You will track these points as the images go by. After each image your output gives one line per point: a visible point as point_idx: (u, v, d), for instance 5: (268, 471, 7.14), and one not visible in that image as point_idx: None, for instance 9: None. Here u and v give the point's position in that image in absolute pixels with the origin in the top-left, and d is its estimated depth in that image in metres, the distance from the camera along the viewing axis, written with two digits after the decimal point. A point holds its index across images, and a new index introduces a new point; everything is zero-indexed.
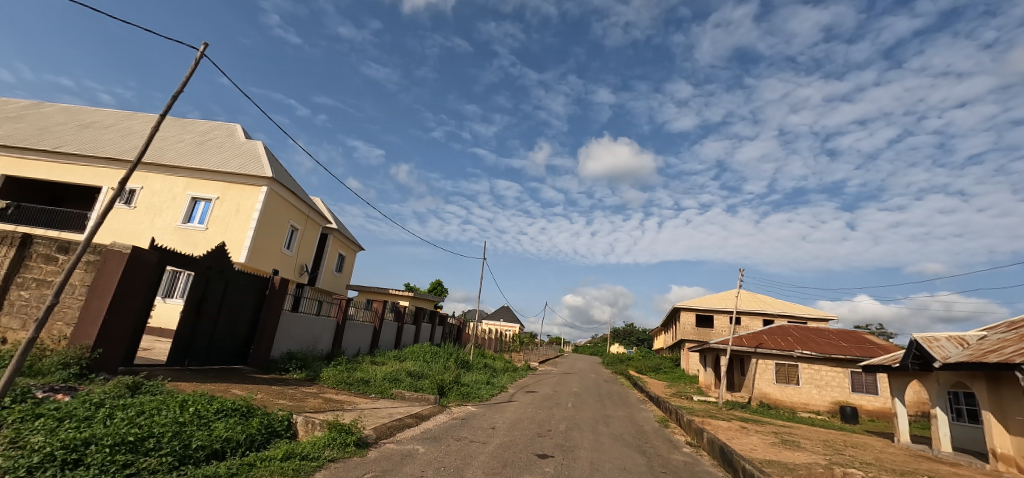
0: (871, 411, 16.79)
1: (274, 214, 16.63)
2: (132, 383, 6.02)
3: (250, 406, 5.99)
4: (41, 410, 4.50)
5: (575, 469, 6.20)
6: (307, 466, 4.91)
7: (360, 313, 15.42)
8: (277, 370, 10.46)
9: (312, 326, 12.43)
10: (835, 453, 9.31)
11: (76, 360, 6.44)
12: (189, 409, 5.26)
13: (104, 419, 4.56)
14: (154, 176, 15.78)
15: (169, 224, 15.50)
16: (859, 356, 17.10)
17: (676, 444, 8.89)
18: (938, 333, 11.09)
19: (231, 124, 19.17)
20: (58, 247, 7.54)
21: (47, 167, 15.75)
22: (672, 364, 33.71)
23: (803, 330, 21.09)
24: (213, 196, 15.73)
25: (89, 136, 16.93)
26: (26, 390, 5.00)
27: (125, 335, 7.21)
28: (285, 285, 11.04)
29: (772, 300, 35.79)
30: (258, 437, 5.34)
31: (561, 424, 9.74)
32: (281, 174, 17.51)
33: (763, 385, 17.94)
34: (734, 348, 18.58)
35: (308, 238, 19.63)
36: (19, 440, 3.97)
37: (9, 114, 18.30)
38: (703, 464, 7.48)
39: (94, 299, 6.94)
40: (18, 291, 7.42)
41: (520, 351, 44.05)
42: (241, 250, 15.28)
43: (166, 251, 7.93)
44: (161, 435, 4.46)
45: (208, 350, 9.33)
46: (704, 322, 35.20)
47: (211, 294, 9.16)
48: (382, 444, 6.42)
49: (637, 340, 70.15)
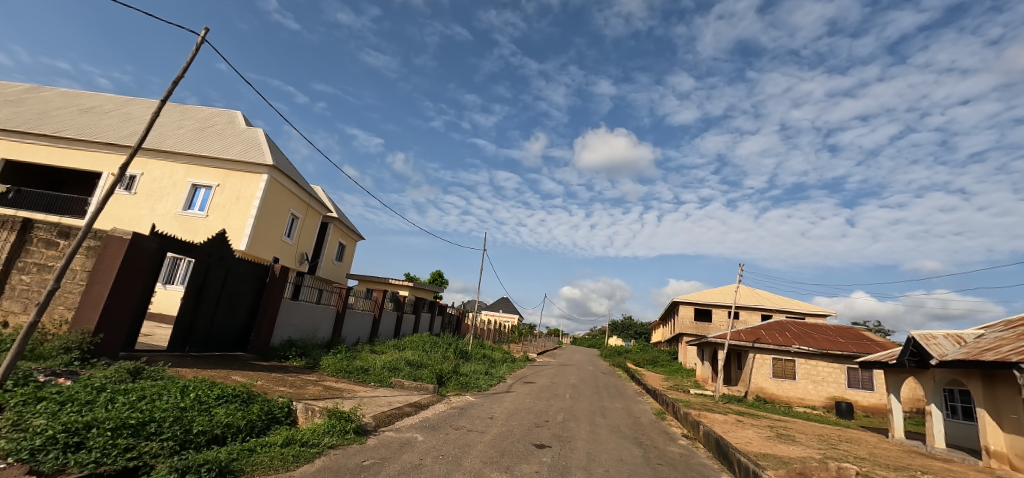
0: (866, 407, 16.87)
1: (275, 201, 16.59)
2: (133, 368, 6.03)
3: (250, 392, 6.03)
4: (43, 394, 4.53)
5: (572, 459, 6.24)
6: (308, 453, 4.94)
7: (360, 302, 15.45)
8: (277, 358, 10.51)
9: (312, 314, 12.46)
10: (829, 448, 9.38)
11: (78, 344, 6.48)
12: (191, 395, 5.29)
13: (106, 403, 4.58)
14: (153, 161, 15.70)
15: (169, 211, 15.46)
16: (856, 353, 17.15)
17: (672, 436, 8.96)
18: (935, 331, 11.16)
19: (231, 111, 19.09)
20: (59, 231, 7.51)
21: (47, 151, 15.66)
22: (669, 359, 33.84)
23: (800, 325, 21.17)
24: (213, 183, 15.68)
25: (87, 121, 16.83)
26: (28, 373, 5.03)
27: (127, 319, 7.23)
28: (286, 273, 11.03)
29: (771, 296, 35.79)
30: (258, 423, 5.38)
31: (559, 415, 9.84)
32: (282, 162, 17.45)
33: (760, 379, 18.14)
34: (730, 342, 18.71)
35: (308, 227, 19.61)
36: (21, 423, 4.01)
37: (9, 97, 18.19)
38: (699, 456, 7.53)
39: (96, 284, 6.95)
40: (19, 275, 7.43)
41: (519, 342, 44.36)
42: (242, 237, 15.28)
43: (166, 237, 7.90)
44: (162, 420, 4.49)
45: (208, 336, 9.35)
46: (702, 316, 35.26)
47: (211, 281, 9.17)
48: (380, 432, 6.46)
49: (636, 334, 70.84)
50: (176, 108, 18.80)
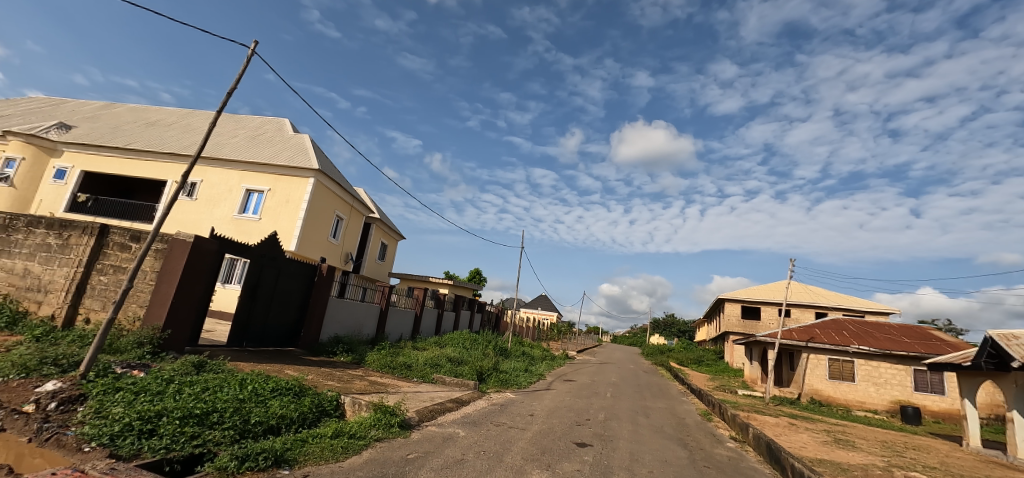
0: (936, 412, 15.66)
1: (321, 203, 17.29)
2: (197, 362, 6.49)
3: (302, 386, 6.33)
4: (119, 384, 4.94)
5: (615, 459, 6.15)
6: (355, 445, 5.14)
7: (402, 300, 15.87)
8: (326, 353, 10.98)
9: (356, 311, 12.92)
10: (894, 455, 8.79)
11: (149, 339, 7.02)
12: (248, 387, 5.64)
13: (174, 394, 4.95)
14: (211, 168, 16.75)
15: (226, 215, 16.46)
16: (924, 354, 15.95)
17: (719, 438, 8.66)
18: (1018, 331, 10.20)
19: (280, 119, 20.05)
20: (131, 236, 8.17)
21: (119, 163, 17.04)
22: (715, 358, 32.73)
23: (859, 324, 19.90)
24: (265, 188, 16.53)
25: (153, 133, 18.16)
26: (107, 366, 5.50)
27: (191, 315, 7.76)
28: (332, 272, 11.48)
29: (826, 292, 33.87)
30: (310, 415, 5.65)
31: (601, 413, 9.73)
32: (326, 166, 18.15)
33: (814, 381, 17.23)
34: (781, 342, 17.86)
35: (352, 227, 20.32)
36: (101, 410, 4.42)
37: (86, 114, 19.90)
38: (749, 460, 7.25)
39: (164, 284, 7.51)
40: (98, 276, 8.12)
41: (558, 340, 44.17)
42: (291, 239, 16.04)
43: (224, 240, 8.39)
44: (223, 410, 4.79)
45: (263, 333, 9.89)
46: (750, 314, 33.82)
47: (265, 280, 9.67)
48: (424, 426, 6.62)
49: (679, 332, 69.02)
50: (231, 118, 19.97)
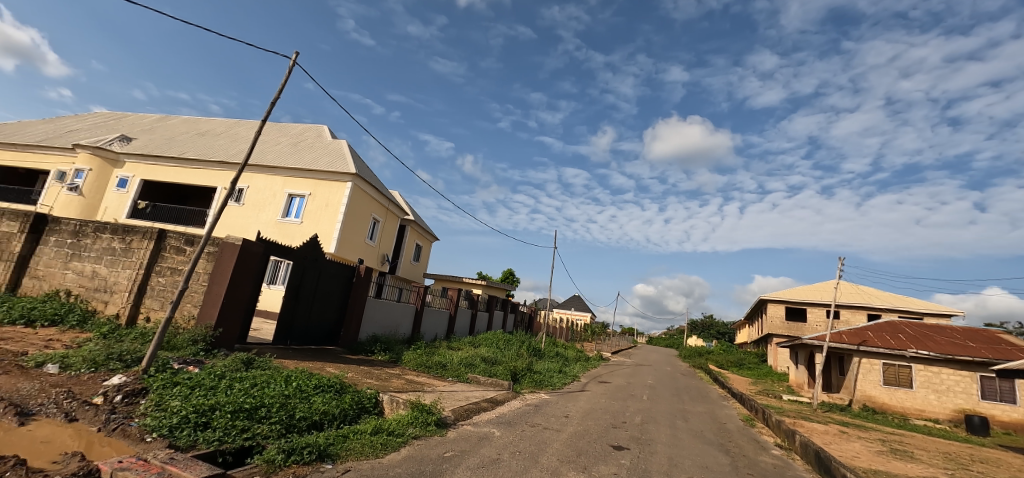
0: (1006, 423, 14.49)
1: (359, 206, 17.81)
2: (246, 359, 6.81)
3: (343, 383, 6.54)
4: (177, 379, 5.27)
5: (653, 464, 6.03)
6: (394, 442, 5.26)
7: (436, 300, 16.12)
8: (364, 352, 11.30)
9: (393, 311, 13.23)
10: (957, 468, 8.20)
11: (202, 337, 7.43)
12: (293, 384, 5.87)
13: (226, 389, 5.22)
14: (256, 175, 17.57)
15: (270, 218, 17.21)
16: (992, 359, 14.80)
17: (763, 445, 8.33)
18: None
19: (319, 125, 20.80)
20: (186, 240, 8.68)
21: (174, 171, 18.13)
22: (757, 361, 31.53)
23: (917, 327, 18.67)
24: (306, 192, 17.19)
25: (204, 143, 19.21)
26: (166, 361, 5.87)
27: (240, 314, 8.16)
28: (370, 273, 11.80)
29: (879, 293, 31.98)
30: (350, 411, 5.83)
31: (637, 416, 9.57)
32: (363, 170, 18.68)
33: (867, 386, 16.31)
34: (830, 345, 17.00)
35: (388, 229, 20.82)
36: (161, 403, 4.72)
37: (145, 126, 21.30)
38: (796, 468, 6.94)
39: (215, 285, 7.93)
40: (157, 277, 8.67)
41: (592, 340, 43.72)
42: (331, 241, 16.61)
43: (269, 242, 8.78)
44: (271, 405, 5.01)
45: (306, 332, 10.29)
46: (795, 316, 32.37)
47: (307, 281, 10.06)
48: (460, 425, 6.70)
49: (718, 334, 66.90)
50: (274, 127, 20.88)
